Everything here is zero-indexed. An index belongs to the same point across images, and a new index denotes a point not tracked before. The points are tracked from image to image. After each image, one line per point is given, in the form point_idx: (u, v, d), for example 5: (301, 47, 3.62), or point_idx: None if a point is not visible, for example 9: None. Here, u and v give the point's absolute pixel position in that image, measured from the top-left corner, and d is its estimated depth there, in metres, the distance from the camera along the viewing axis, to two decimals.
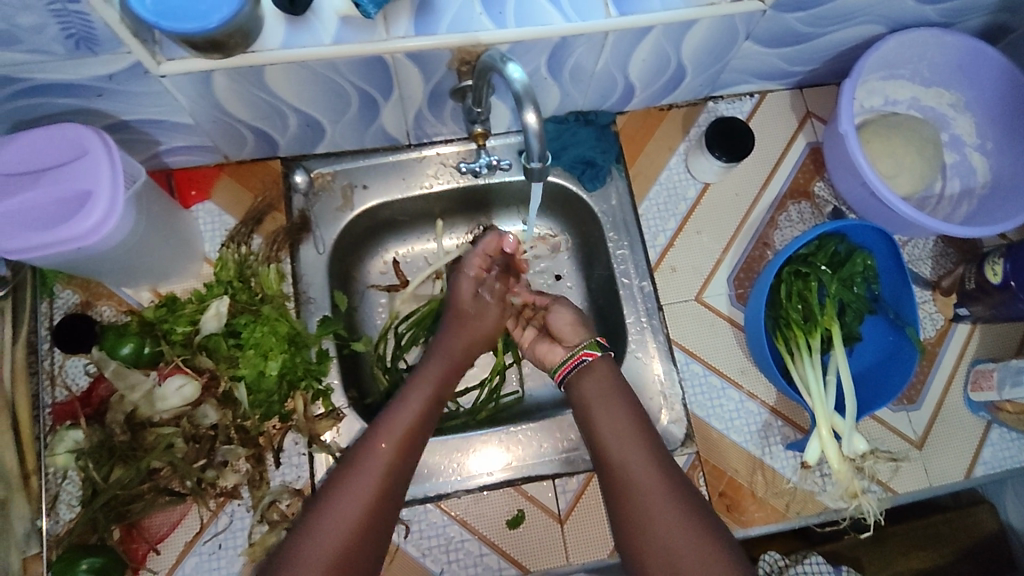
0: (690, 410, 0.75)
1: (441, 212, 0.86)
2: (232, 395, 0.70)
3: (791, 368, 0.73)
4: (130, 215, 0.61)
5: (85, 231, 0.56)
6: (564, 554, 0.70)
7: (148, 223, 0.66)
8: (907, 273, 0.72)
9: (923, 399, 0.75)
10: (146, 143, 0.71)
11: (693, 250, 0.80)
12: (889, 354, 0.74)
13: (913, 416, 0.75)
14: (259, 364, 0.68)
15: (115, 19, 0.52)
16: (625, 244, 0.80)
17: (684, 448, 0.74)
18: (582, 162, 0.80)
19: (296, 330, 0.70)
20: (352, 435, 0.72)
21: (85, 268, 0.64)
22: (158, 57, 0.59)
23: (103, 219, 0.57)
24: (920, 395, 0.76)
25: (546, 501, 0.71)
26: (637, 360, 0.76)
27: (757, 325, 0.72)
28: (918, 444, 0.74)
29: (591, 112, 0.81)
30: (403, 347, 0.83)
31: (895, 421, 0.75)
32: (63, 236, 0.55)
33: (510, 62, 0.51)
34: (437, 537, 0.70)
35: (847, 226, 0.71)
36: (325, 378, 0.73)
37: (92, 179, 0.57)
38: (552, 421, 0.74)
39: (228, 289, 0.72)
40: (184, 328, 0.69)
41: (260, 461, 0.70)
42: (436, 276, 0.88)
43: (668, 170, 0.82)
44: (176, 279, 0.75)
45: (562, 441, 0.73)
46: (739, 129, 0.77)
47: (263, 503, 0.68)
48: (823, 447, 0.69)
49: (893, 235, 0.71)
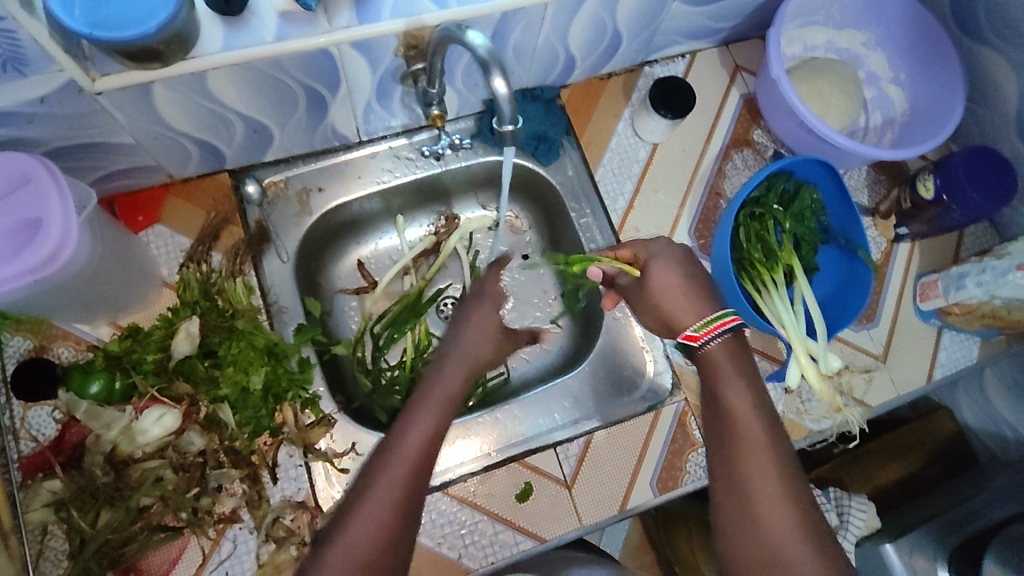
0: (673, 360, 0.78)
1: (401, 206, 0.86)
2: (215, 418, 0.67)
3: (762, 306, 0.77)
4: (83, 241, 0.58)
5: (39, 263, 0.53)
6: (577, 517, 0.71)
7: (100, 251, 0.63)
8: (850, 198, 0.76)
9: (880, 315, 0.81)
10: (85, 169, 0.67)
11: (652, 208, 0.83)
12: (847, 278, 0.79)
13: (873, 332, 0.80)
14: (241, 379, 0.65)
15: (43, 34, 0.50)
16: (587, 211, 0.82)
17: (673, 397, 0.76)
18: (536, 138, 0.81)
19: (273, 342, 0.68)
20: (349, 439, 0.72)
21: (38, 306, 0.61)
22: (91, 74, 0.56)
23: (56, 248, 0.54)
24: (877, 312, 0.81)
25: (551, 469, 0.72)
26: (616, 321, 0.79)
27: (725, 269, 0.75)
28: (882, 356, 0.79)
29: (536, 88, 0.83)
30: (382, 347, 0.82)
31: (859, 340, 0.80)
32: (15, 270, 0.52)
33: (467, 29, 0.51)
34: (450, 524, 0.69)
35: (789, 163, 0.74)
36: (310, 387, 0.71)
37: (41, 208, 0.54)
38: (542, 398, 0.76)
39: (196, 309, 0.69)
40: (154, 355, 0.66)
41: (256, 479, 0.67)
42: (404, 272, 0.87)
43: (616, 136, 0.85)
44: (136, 307, 0.71)
45: (558, 412, 0.76)
46: (680, 86, 0.80)
47: (266, 521, 0.66)
48: (803, 370, 0.73)
49: (834, 165, 0.75)
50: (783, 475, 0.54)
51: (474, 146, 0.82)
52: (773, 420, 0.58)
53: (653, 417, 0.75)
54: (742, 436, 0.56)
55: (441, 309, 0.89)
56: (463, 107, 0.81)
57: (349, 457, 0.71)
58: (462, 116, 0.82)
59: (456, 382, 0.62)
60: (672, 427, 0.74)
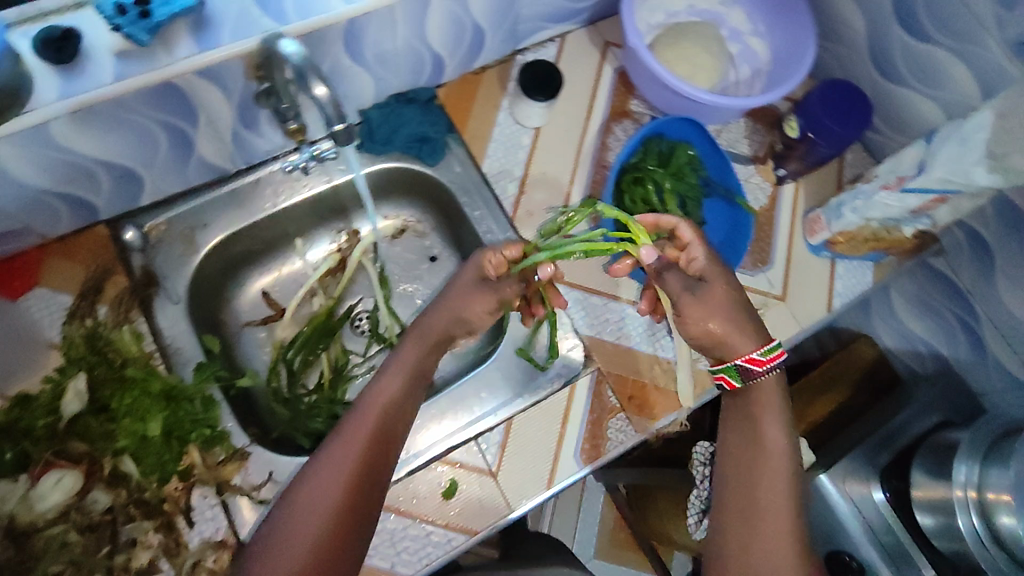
0: (582, 333, 0.78)
1: (297, 230, 0.86)
2: (120, 472, 0.65)
3: None
4: None
5: None
6: (506, 504, 0.71)
7: None
8: (720, 149, 0.80)
9: (774, 257, 0.83)
10: None
11: (542, 191, 0.84)
12: (735, 225, 0.81)
13: (770, 275, 0.82)
14: (139, 428, 0.65)
15: None
16: (478, 204, 0.83)
17: (586, 369, 0.77)
18: (416, 140, 0.82)
19: (171, 385, 0.67)
20: (264, 468, 0.70)
21: None
22: None
23: None
24: (771, 255, 0.83)
25: (474, 461, 0.72)
26: None
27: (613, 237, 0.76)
28: (782, 296, 0.81)
29: (410, 92, 0.83)
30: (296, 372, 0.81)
31: (757, 285, 0.81)
32: None
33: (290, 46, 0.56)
34: (379, 535, 0.68)
35: (658, 124, 0.78)
36: (220, 423, 0.70)
37: None
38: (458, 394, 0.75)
39: (84, 365, 0.67)
40: (44, 420, 0.64)
41: (171, 527, 0.66)
42: (311, 294, 0.87)
43: (498, 127, 0.86)
44: (24, 375, 0.69)
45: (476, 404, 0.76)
46: (544, 69, 0.82)
47: (186, 567, 0.65)
48: None
49: (707, 129, 0.80)
50: (795, 518, 0.60)
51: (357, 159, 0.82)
52: (801, 467, 0.63)
53: (569, 392, 0.75)
54: (769, 468, 0.61)
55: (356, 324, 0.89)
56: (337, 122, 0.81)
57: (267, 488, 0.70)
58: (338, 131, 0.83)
59: (401, 377, 0.64)
60: (589, 399, 0.75)
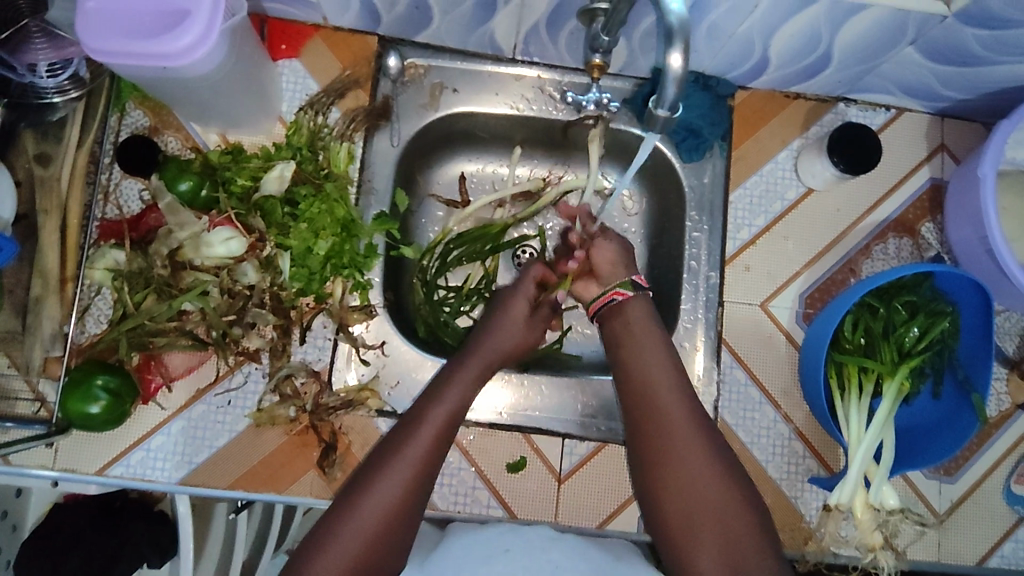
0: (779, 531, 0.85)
1: (739, 307, 0.91)
2: (272, 262, 0.84)
3: (838, 403, 0.84)
4: (223, 46, 0.69)
5: (182, 48, 0.64)
6: (555, 507, 0.85)
7: (235, 63, 0.76)
8: (954, 439, 0.80)
9: (986, 561, 0.86)
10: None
11: (944, 486, 0.87)
12: (938, 423, 0.84)
13: (953, 555, 0.86)
14: (309, 240, 0.82)
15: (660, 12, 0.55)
16: (865, 421, 0.82)
17: None
18: (892, 318, 0.83)
19: (350, 219, 0.84)
20: (406, 392, 0.87)
21: (177, 87, 0.74)
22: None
23: (198, 40, 0.64)
24: (986, 559, 0.86)
25: (553, 460, 0.86)
26: (795, 493, 0.86)
27: (813, 377, 0.82)
28: (944, 557, 0.86)
29: (930, 280, 0.81)
30: (445, 263, 0.98)
31: (928, 493, 0.87)
32: (163, 49, 0.63)
33: None
34: (464, 495, 0.85)
35: (968, 418, 0.79)
36: (371, 298, 0.87)
37: (193, 2, 0.64)
38: None
39: (296, 155, 0.85)
40: (244, 182, 0.82)
41: (286, 333, 0.84)
42: (761, 320, 0.90)
43: (897, 368, 0.82)
44: (248, 132, 0.87)
45: None
46: (934, 321, 0.82)
47: (279, 374, 0.83)
48: (864, 539, 0.82)
49: (971, 432, 0.78)
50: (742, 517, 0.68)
51: (703, 234, 0.92)
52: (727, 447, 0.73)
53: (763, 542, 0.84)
54: (674, 431, 0.73)
55: (756, 324, 0.90)
56: (637, 99, 0.92)
57: (483, 424, 0.87)
58: (621, 76, 0.94)
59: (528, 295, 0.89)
60: None
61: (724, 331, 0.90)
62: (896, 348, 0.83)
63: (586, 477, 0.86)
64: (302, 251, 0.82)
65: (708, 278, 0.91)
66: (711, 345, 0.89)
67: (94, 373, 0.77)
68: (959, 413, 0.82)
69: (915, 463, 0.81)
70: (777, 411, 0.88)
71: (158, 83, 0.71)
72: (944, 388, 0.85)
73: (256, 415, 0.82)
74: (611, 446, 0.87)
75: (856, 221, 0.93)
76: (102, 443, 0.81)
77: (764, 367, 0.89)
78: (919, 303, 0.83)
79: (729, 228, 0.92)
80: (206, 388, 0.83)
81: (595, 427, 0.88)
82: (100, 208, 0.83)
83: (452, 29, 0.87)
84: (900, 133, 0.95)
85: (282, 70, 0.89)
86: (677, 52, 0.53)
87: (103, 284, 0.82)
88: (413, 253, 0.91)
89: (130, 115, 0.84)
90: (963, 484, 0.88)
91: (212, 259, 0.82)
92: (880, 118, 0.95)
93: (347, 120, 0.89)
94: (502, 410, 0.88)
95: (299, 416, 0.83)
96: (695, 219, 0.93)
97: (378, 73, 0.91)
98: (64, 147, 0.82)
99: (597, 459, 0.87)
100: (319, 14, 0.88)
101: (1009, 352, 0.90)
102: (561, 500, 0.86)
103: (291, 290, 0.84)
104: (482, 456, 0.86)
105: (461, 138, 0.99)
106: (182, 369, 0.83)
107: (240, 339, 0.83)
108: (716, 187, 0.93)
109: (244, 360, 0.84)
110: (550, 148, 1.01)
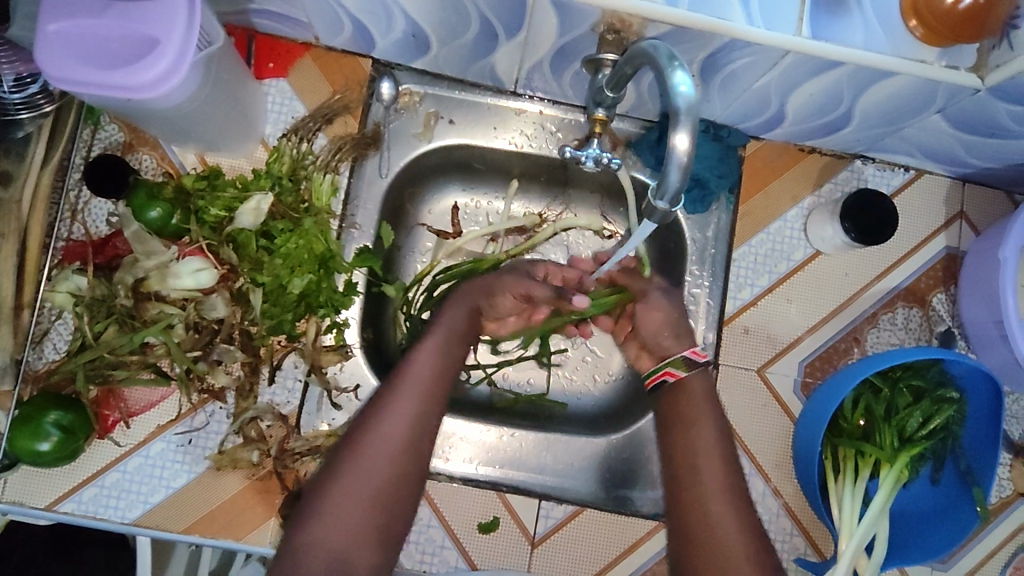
0: None
1: (735, 371, 0.86)
2: (244, 297, 0.79)
3: (831, 486, 0.79)
4: (195, 75, 0.64)
5: (149, 80, 0.59)
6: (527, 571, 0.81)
7: (213, 88, 0.70)
8: (951, 535, 0.75)
9: None
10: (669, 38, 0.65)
11: (937, 574, 0.83)
12: (937, 512, 0.80)
13: None
14: (284, 277, 0.77)
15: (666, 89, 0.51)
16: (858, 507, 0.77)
17: None
18: (896, 400, 0.79)
19: (329, 254, 0.79)
20: None
21: (149, 113, 0.69)
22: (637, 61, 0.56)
23: (167, 72, 0.59)
24: None
25: (527, 523, 0.82)
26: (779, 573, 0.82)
27: (808, 458, 0.78)
28: None
29: (937, 366, 0.77)
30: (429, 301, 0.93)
31: None
32: (128, 81, 0.58)
33: (677, 66, 0.49)
34: (432, 553, 0.81)
35: (967, 513, 0.75)
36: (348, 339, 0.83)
37: (163, 31, 0.59)
38: (618, 517, 0.83)
39: (276, 184, 0.80)
40: (218, 212, 0.77)
41: (255, 371, 0.80)
42: (757, 387, 0.86)
43: (897, 454, 0.77)
44: (227, 154, 0.82)
45: (629, 537, 0.83)
46: (939, 409, 0.77)
47: (244, 416, 0.79)
48: None
49: (971, 530, 0.74)
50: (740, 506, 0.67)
51: (703, 291, 0.87)
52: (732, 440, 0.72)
53: None
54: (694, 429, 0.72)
55: (752, 391, 0.86)
56: (642, 143, 0.87)
57: (456, 480, 0.83)
58: (628, 118, 0.88)
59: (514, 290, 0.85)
60: None
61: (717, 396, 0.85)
62: (897, 432, 0.78)
63: (561, 542, 0.82)
64: (276, 287, 0.78)
65: (704, 338, 0.86)
66: None
67: (46, 408, 0.72)
68: (959, 504, 0.78)
69: (907, 557, 0.77)
70: (766, 486, 0.84)
71: (126, 110, 0.66)
72: (945, 475, 0.80)
73: (218, 458, 0.78)
74: (589, 512, 0.83)
75: (864, 288, 0.88)
76: (54, 478, 0.77)
77: (757, 437, 0.85)
78: (925, 386, 0.79)
79: (730, 286, 0.87)
80: (166, 425, 0.79)
81: (573, 488, 0.84)
82: (65, 228, 0.78)
83: (450, 59, 0.82)
84: (919, 196, 0.89)
85: (268, 90, 0.84)
86: (682, 135, 0.49)
87: (63, 309, 0.77)
88: (395, 292, 0.86)
89: (104, 128, 0.80)
90: (956, 573, 0.83)
91: (179, 291, 0.77)
92: (899, 179, 0.89)
93: (333, 147, 0.83)
94: (478, 464, 0.84)
95: (262, 461, 0.79)
96: (695, 274, 0.88)
97: (370, 99, 0.86)
98: (28, 168, 0.78)
99: (574, 524, 0.82)
100: (311, 33, 0.82)
101: (1015, 437, 0.85)
102: (533, 564, 0.82)
103: (262, 328, 0.79)
104: (454, 513, 0.82)
105: (455, 169, 0.94)
106: (142, 404, 0.79)
107: (205, 376, 0.79)
108: (720, 241, 0.88)
109: (208, 398, 0.79)
110: (548, 185, 0.96)
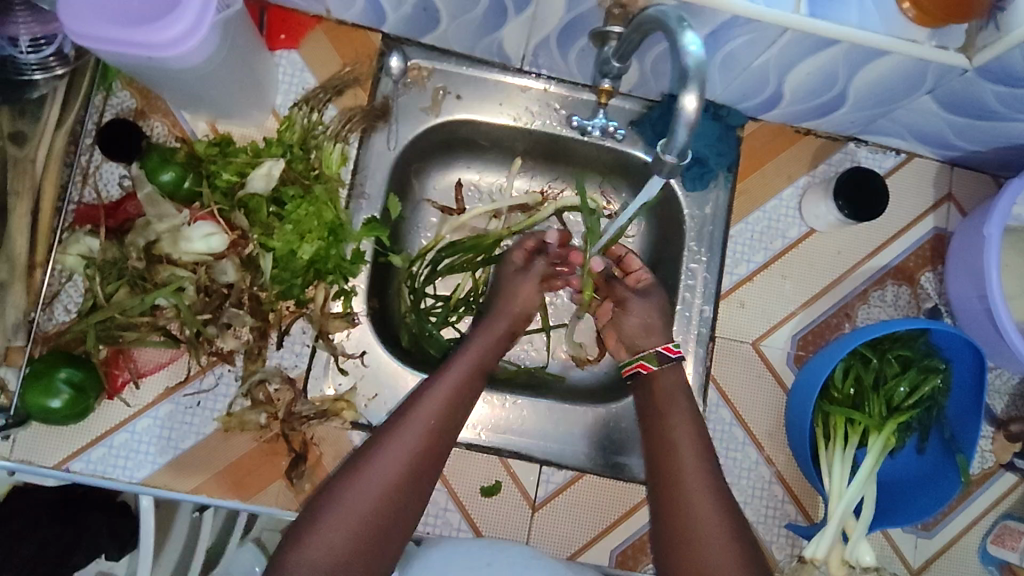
0: None
1: (731, 344, 0.88)
2: (254, 262, 0.81)
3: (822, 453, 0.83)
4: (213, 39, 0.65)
5: (169, 40, 0.60)
6: (527, 534, 0.83)
7: (228, 54, 0.72)
8: (935, 499, 0.78)
9: None
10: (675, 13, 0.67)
11: (921, 541, 0.86)
12: (921, 479, 0.83)
13: None
14: (293, 243, 0.78)
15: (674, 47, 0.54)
16: (847, 474, 0.80)
17: None
18: (884, 370, 0.82)
19: (338, 222, 0.80)
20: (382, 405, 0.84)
21: (164, 75, 0.70)
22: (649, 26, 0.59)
23: (187, 33, 0.60)
24: None
25: (528, 487, 0.84)
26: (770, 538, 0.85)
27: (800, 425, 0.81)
28: None
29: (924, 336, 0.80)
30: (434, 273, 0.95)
31: (904, 547, 0.86)
32: (148, 39, 0.60)
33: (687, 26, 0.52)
34: (435, 515, 0.83)
35: (950, 479, 0.78)
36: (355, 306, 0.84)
37: None
38: (615, 483, 0.85)
39: (287, 152, 0.82)
40: (230, 177, 0.78)
41: (263, 336, 0.81)
42: (751, 359, 0.89)
43: (884, 422, 0.80)
44: (239, 123, 0.84)
45: (626, 501, 0.85)
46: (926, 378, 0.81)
47: (252, 378, 0.80)
48: None
49: (954, 495, 0.77)
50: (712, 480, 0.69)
51: (701, 266, 0.90)
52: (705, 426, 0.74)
53: None
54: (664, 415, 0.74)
55: (747, 363, 0.88)
56: (645, 121, 0.89)
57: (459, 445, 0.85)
58: (631, 97, 0.91)
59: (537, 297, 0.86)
60: None
61: (714, 367, 0.88)
62: (885, 400, 0.82)
63: (560, 506, 0.84)
64: (285, 253, 0.79)
65: (701, 312, 0.89)
66: (700, 380, 0.87)
67: (58, 366, 0.74)
68: (943, 471, 0.81)
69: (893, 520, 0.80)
70: (759, 454, 0.87)
71: (143, 70, 0.67)
72: (930, 443, 0.84)
73: (225, 420, 0.79)
74: (587, 477, 0.85)
75: (855, 266, 0.91)
76: (63, 436, 0.78)
77: (751, 407, 0.87)
78: (912, 357, 0.82)
79: (727, 261, 0.90)
80: (175, 387, 0.80)
81: (572, 455, 0.86)
82: (77, 191, 0.79)
83: (459, 34, 0.84)
84: (909, 178, 0.93)
85: (280, 62, 0.86)
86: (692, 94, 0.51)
87: (75, 271, 0.79)
88: (401, 262, 0.88)
89: (116, 95, 0.81)
90: (939, 540, 0.87)
91: (190, 255, 0.78)
92: (890, 161, 0.93)
93: (343, 119, 0.85)
94: (480, 430, 0.85)
95: (270, 423, 0.81)
96: (693, 249, 0.90)
97: (380, 73, 0.87)
98: (43, 128, 0.79)
99: (573, 488, 0.85)
100: (323, 6, 0.84)
101: (997, 411, 0.89)
102: (533, 528, 0.84)
103: (271, 292, 0.81)
104: (456, 477, 0.84)
105: (461, 145, 0.96)
106: (151, 366, 0.80)
107: (214, 339, 0.80)
108: (718, 218, 0.90)
109: (217, 361, 0.81)
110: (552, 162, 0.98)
